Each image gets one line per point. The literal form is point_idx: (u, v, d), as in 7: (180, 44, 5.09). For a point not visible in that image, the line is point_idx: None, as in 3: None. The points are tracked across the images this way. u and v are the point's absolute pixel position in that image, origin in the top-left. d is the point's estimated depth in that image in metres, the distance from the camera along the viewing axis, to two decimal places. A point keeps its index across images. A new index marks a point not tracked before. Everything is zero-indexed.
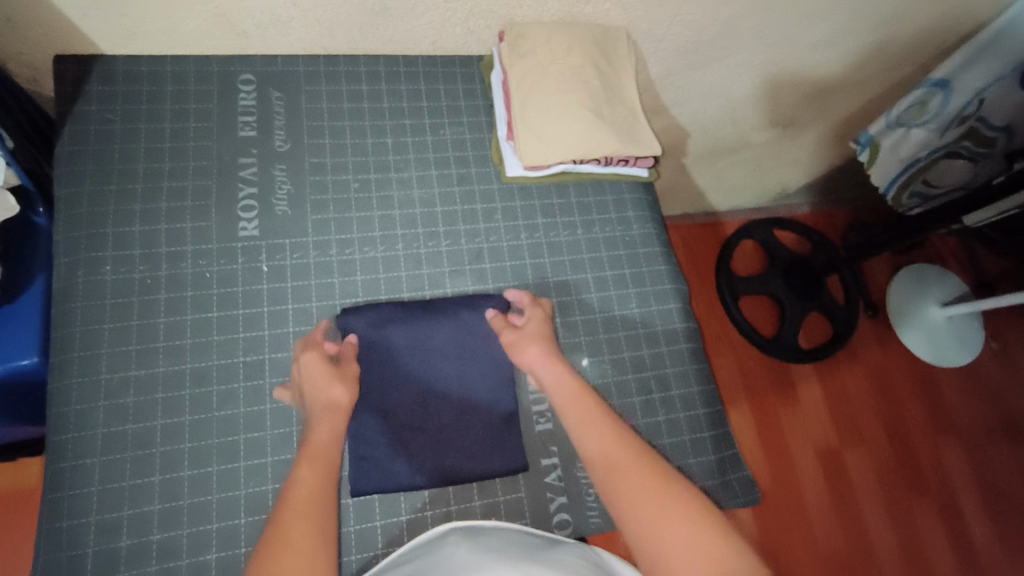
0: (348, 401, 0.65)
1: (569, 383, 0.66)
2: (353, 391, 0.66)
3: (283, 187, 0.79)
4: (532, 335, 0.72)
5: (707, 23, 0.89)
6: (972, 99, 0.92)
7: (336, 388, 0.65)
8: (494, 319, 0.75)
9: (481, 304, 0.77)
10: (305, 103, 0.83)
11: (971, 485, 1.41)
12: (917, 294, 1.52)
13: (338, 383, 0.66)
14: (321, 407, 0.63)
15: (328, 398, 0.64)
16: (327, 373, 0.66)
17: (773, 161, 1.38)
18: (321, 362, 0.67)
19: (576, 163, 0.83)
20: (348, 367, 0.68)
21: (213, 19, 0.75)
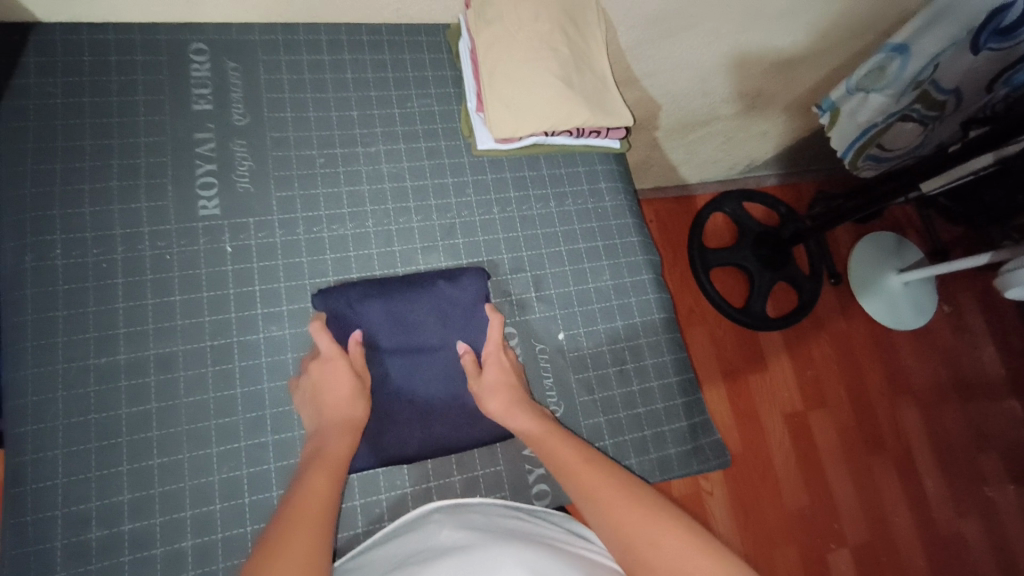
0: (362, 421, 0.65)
1: (535, 430, 0.66)
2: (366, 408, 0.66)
3: (243, 163, 0.75)
4: (493, 384, 0.70)
5: None
6: (927, 65, 0.93)
7: (357, 405, 0.65)
8: (465, 357, 0.72)
9: (459, 275, 0.75)
10: (263, 74, 0.79)
11: (925, 440, 1.49)
12: (877, 261, 1.57)
13: (357, 399, 0.66)
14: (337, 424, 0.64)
15: (343, 412, 0.64)
16: (348, 386, 0.65)
17: (740, 133, 1.39)
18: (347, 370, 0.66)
19: (548, 134, 0.82)
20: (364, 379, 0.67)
21: None
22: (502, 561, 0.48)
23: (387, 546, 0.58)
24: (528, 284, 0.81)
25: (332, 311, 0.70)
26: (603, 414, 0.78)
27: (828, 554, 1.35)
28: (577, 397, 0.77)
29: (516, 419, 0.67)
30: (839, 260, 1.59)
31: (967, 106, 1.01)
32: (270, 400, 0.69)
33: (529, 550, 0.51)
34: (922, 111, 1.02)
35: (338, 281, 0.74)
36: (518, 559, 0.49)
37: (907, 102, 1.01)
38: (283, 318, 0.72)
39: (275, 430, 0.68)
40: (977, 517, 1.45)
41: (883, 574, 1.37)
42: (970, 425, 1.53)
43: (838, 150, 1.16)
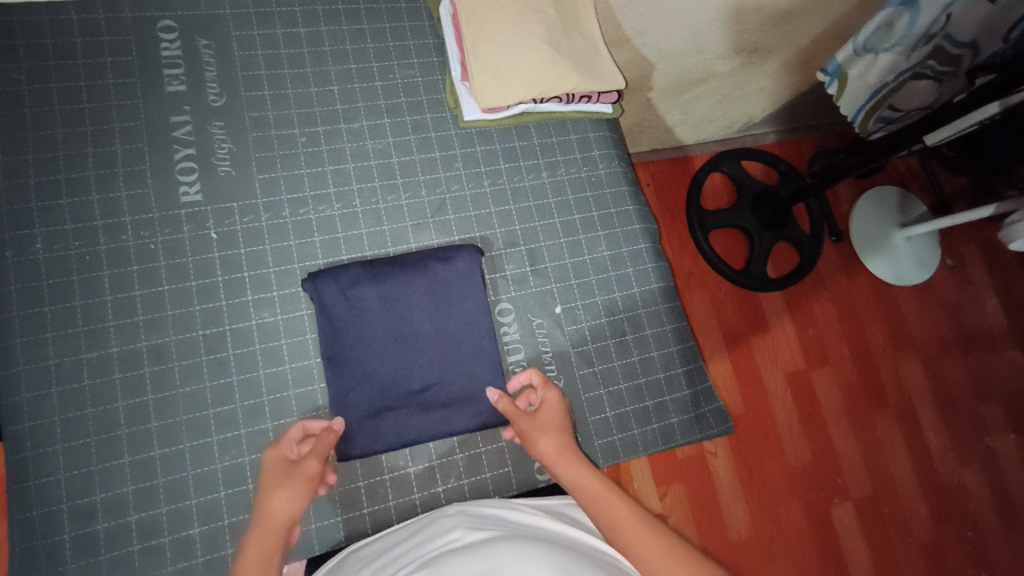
0: (293, 512, 0.57)
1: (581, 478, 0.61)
2: (302, 498, 0.58)
3: (223, 146, 0.73)
4: (551, 425, 0.65)
5: None
6: (939, 16, 0.87)
7: (281, 495, 0.58)
8: (502, 401, 0.66)
9: (453, 255, 0.74)
10: (237, 52, 0.76)
11: (927, 393, 1.50)
12: (879, 217, 1.55)
13: (284, 487, 0.58)
14: (259, 519, 0.57)
15: (266, 510, 0.57)
16: (277, 474, 0.59)
17: (738, 90, 1.34)
18: (278, 461, 0.61)
19: (537, 102, 0.79)
20: (307, 463, 0.60)
21: None
22: (516, 558, 0.49)
23: (394, 547, 0.59)
24: (523, 258, 0.79)
25: (329, 297, 0.69)
26: (604, 387, 0.77)
27: (831, 509, 1.37)
28: (577, 370, 0.77)
29: (565, 467, 0.61)
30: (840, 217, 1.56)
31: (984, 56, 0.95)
32: (267, 386, 0.68)
33: (524, 544, 0.51)
34: (937, 68, 0.98)
35: (329, 264, 0.73)
36: (534, 552, 0.50)
37: (919, 59, 0.97)
38: (274, 304, 0.70)
39: (274, 416, 0.67)
40: (979, 466, 1.47)
41: (886, 525, 1.39)
42: (973, 377, 1.53)
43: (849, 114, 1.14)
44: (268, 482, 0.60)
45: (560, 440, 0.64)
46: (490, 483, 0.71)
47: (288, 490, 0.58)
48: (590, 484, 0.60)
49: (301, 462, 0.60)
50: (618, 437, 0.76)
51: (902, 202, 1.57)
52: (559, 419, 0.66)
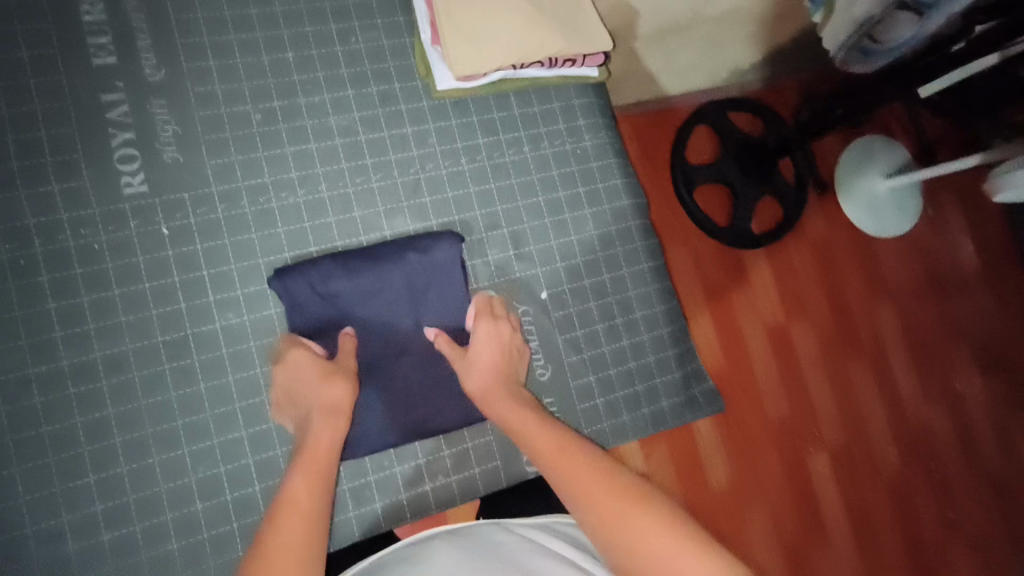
0: (348, 400, 0.61)
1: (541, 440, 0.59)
2: (353, 388, 0.62)
3: (166, 128, 0.65)
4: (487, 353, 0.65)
5: None
6: None
7: (335, 388, 0.60)
8: (438, 337, 0.66)
9: (431, 245, 0.69)
10: (173, 14, 0.66)
11: (899, 340, 1.53)
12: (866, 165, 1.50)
13: (336, 380, 0.61)
14: (318, 409, 0.60)
15: (323, 397, 0.60)
16: (321, 371, 0.61)
17: (726, 37, 1.30)
18: (314, 362, 0.62)
19: (517, 68, 0.72)
20: (347, 362, 0.63)
21: None
22: None
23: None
24: (506, 242, 0.74)
25: (295, 296, 0.64)
26: (593, 374, 0.75)
27: (806, 456, 1.41)
28: (565, 357, 0.74)
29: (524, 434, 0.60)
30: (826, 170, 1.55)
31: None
32: (241, 391, 0.64)
33: None
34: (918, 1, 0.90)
35: (295, 259, 0.67)
36: None
37: None
38: (240, 304, 0.65)
39: (248, 424, 0.64)
40: (947, 409, 1.51)
41: (857, 469, 1.43)
42: (944, 323, 1.56)
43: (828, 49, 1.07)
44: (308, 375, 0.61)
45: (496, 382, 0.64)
46: (478, 478, 0.70)
47: (337, 381, 0.61)
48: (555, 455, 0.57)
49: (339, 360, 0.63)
50: (608, 425, 0.74)
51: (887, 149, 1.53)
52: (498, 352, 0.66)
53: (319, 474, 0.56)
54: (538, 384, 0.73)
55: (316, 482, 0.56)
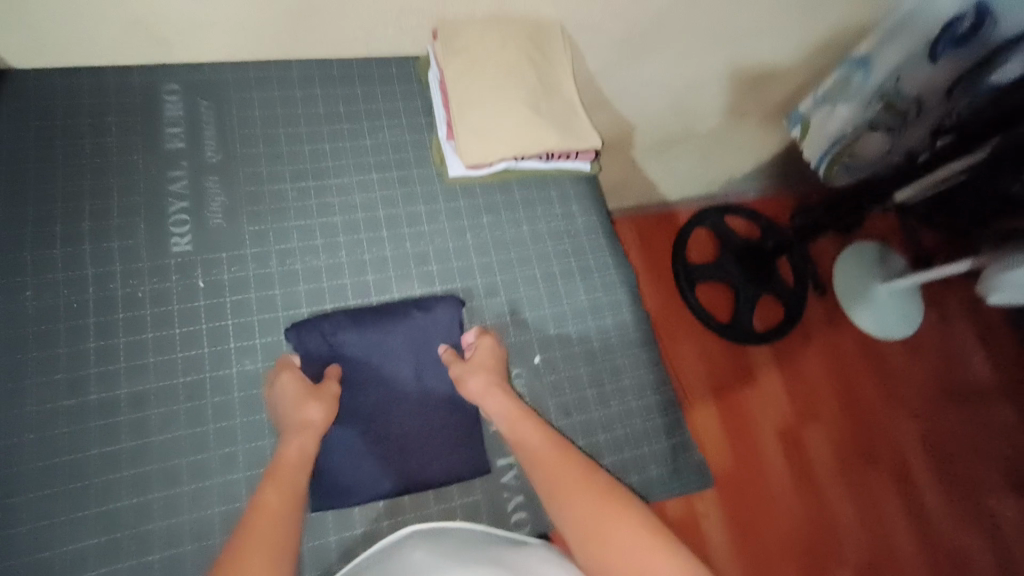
0: (323, 420, 0.65)
1: (543, 447, 0.64)
2: (330, 410, 0.66)
3: (215, 200, 0.76)
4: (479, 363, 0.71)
5: (637, 15, 0.94)
6: (890, 76, 1.14)
7: (314, 407, 0.64)
8: (444, 353, 0.74)
9: (432, 305, 0.76)
10: (235, 113, 0.81)
11: (921, 449, 1.49)
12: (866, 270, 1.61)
13: (314, 402, 0.65)
14: (294, 425, 0.63)
15: (299, 415, 0.63)
16: (304, 392, 0.66)
17: (717, 150, 1.46)
18: (296, 381, 0.66)
19: (518, 160, 0.83)
20: (329, 387, 0.67)
21: (129, 27, 0.73)
22: None
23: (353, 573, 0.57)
24: (503, 308, 0.81)
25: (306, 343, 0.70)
26: (583, 437, 0.77)
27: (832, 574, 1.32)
28: (555, 420, 0.77)
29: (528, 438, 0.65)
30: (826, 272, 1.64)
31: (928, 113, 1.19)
32: (246, 434, 0.68)
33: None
34: (883, 118, 1.21)
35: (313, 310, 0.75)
36: None
37: (874, 110, 1.21)
38: (257, 352, 0.71)
39: (248, 465, 0.67)
40: (979, 526, 1.44)
41: None
42: (965, 431, 1.52)
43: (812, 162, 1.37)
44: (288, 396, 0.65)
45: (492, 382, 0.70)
46: None
47: (317, 403, 0.65)
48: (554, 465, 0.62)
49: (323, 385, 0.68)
50: None
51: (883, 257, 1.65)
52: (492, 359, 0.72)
53: (290, 486, 0.58)
54: None
55: (289, 490, 0.57)
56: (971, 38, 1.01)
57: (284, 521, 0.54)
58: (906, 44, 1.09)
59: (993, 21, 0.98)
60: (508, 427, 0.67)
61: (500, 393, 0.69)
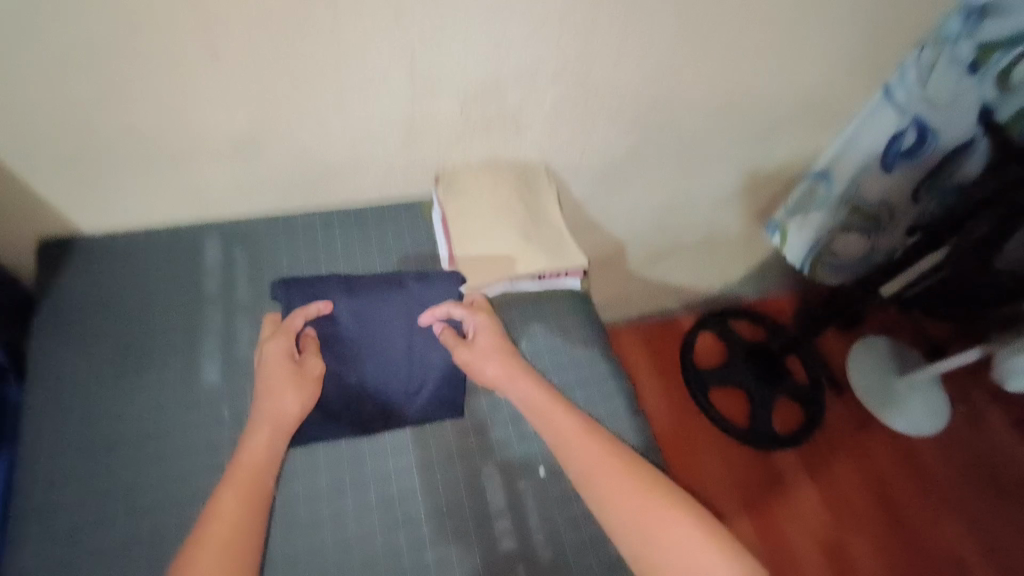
0: (294, 414, 0.74)
1: (562, 427, 0.74)
2: (303, 400, 0.75)
3: (245, 337, 0.84)
4: (483, 349, 0.81)
5: (613, 153, 1.07)
6: (851, 184, 1.28)
7: (287, 399, 0.73)
8: (444, 335, 0.83)
9: (432, 278, 0.87)
10: (266, 257, 0.91)
11: (973, 552, 1.53)
12: (877, 370, 1.76)
13: (288, 391, 0.74)
14: (266, 416, 0.72)
15: (274, 408, 0.73)
16: (286, 375, 0.75)
17: (708, 259, 1.56)
18: (285, 363, 0.76)
19: (513, 281, 0.93)
20: (310, 368, 0.77)
21: (183, 194, 0.88)
22: None
23: None
24: (507, 421, 0.84)
25: (308, 309, 0.80)
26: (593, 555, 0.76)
27: None
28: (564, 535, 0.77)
29: (560, 418, 0.75)
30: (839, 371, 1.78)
31: (898, 216, 1.34)
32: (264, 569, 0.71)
33: None
34: (857, 223, 1.36)
35: (322, 280, 0.84)
36: None
37: (844, 216, 1.35)
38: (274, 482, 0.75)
39: None
40: None
41: None
42: (1016, 527, 1.57)
43: (799, 265, 1.47)
44: (272, 370, 0.75)
45: (505, 365, 0.80)
46: None
47: (294, 393, 0.74)
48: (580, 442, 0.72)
49: (305, 367, 0.77)
50: None
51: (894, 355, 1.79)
52: (493, 337, 0.83)
53: (249, 485, 0.67)
54: (536, 564, 0.75)
55: (257, 472, 0.68)
56: (915, 151, 1.19)
57: (249, 504, 0.65)
58: (858, 159, 1.24)
59: (933, 135, 1.15)
60: (528, 407, 0.77)
61: (522, 375, 0.79)
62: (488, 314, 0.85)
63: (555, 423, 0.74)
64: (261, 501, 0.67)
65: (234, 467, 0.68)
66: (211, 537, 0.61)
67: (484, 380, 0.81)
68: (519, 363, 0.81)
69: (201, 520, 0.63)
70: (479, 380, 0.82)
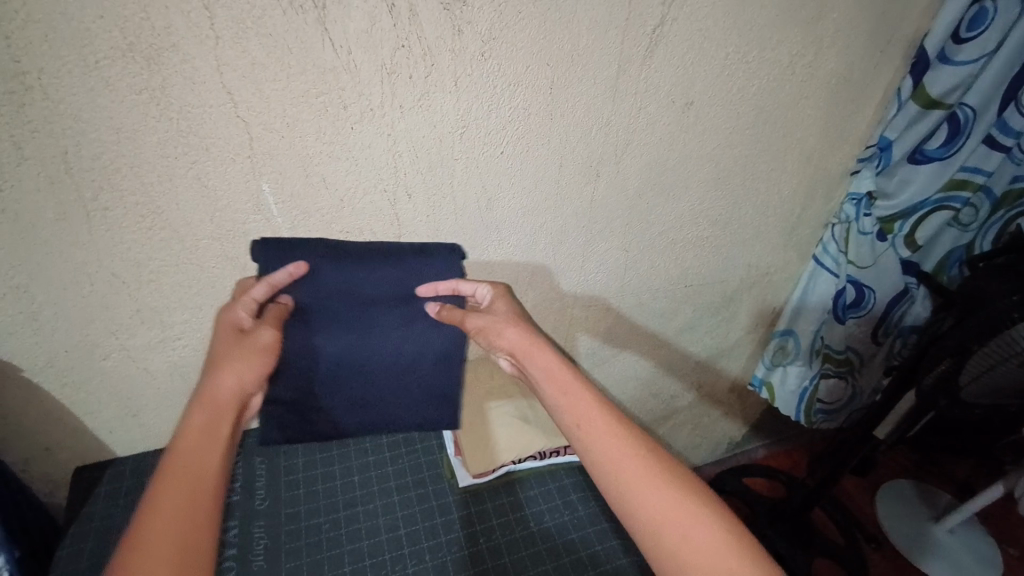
0: (238, 391, 0.70)
1: (589, 413, 0.72)
2: (249, 371, 0.71)
3: (259, 543, 0.86)
4: (503, 317, 0.82)
5: (595, 335, 1.19)
6: (815, 337, 1.42)
7: (229, 378, 0.69)
8: (440, 311, 0.82)
9: (433, 250, 0.85)
10: (285, 463, 0.98)
11: None
12: (909, 516, 1.71)
13: (232, 363, 0.70)
14: (208, 393, 0.67)
15: (218, 386, 0.68)
16: (233, 348, 0.71)
17: (706, 419, 1.63)
18: (229, 337, 0.72)
19: (516, 461, 0.99)
20: (261, 333, 0.74)
21: None
22: None
23: None
24: None
25: (276, 275, 0.75)
26: None
27: None
28: None
29: (585, 408, 0.72)
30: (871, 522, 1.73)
31: (870, 358, 1.43)
32: None
33: None
34: (834, 368, 1.43)
35: (308, 241, 0.78)
36: None
37: (819, 365, 1.45)
38: None
39: None
40: None
41: None
42: None
43: (792, 414, 1.56)
44: (218, 349, 0.71)
45: (527, 337, 0.80)
46: None
47: (237, 365, 0.70)
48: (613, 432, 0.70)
49: (253, 335, 0.74)
50: None
51: (922, 498, 1.75)
52: (512, 316, 0.83)
53: (190, 474, 0.59)
54: None
55: (205, 455, 0.61)
56: (860, 302, 1.32)
57: (194, 503, 0.57)
58: (816, 315, 1.38)
59: (870, 290, 1.30)
60: (546, 377, 0.77)
61: (542, 348, 0.79)
62: (500, 293, 0.86)
63: (578, 406, 0.73)
64: (211, 501, 0.58)
65: (178, 455, 0.60)
66: (151, 539, 0.53)
67: (503, 346, 0.81)
68: (541, 336, 0.81)
69: (141, 519, 0.55)
70: (491, 346, 0.82)
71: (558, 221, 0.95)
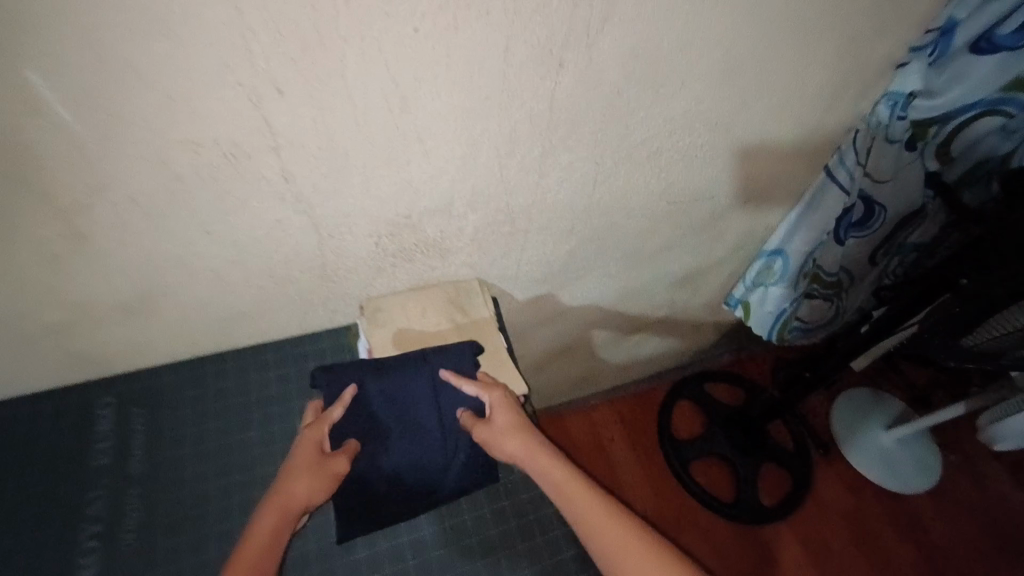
0: (305, 505, 0.67)
1: (586, 507, 0.69)
2: (321, 490, 0.68)
3: (132, 516, 0.74)
4: (501, 429, 0.74)
5: (553, 258, 0.99)
6: (807, 260, 1.23)
7: (301, 486, 0.67)
8: (465, 416, 0.77)
9: (450, 347, 0.80)
10: (168, 414, 0.81)
11: None
12: (860, 423, 1.70)
13: (306, 477, 0.68)
14: (278, 502, 0.66)
15: (288, 494, 0.67)
16: (312, 462, 0.69)
17: (674, 332, 1.52)
18: (313, 450, 0.70)
19: None
20: (335, 460, 0.70)
21: (68, 359, 0.78)
22: None
23: None
24: None
25: (341, 398, 0.74)
26: None
27: None
28: None
29: (578, 500, 0.69)
30: (824, 429, 1.72)
31: (861, 278, 1.29)
32: None
33: None
34: (821, 290, 1.29)
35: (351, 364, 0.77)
36: None
37: (805, 287, 1.29)
38: None
39: None
40: None
41: None
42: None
43: (764, 335, 1.42)
44: (299, 459, 0.70)
45: (526, 442, 0.74)
46: None
47: (310, 479, 0.68)
48: (608, 521, 0.67)
49: (331, 459, 0.70)
50: None
51: (877, 404, 1.73)
52: (514, 419, 0.75)
53: None
54: None
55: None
56: (867, 220, 1.15)
57: None
58: (812, 234, 1.19)
59: (881, 207, 1.13)
60: (548, 483, 0.72)
61: (547, 457, 0.73)
62: (506, 391, 0.78)
63: (585, 511, 0.68)
64: None
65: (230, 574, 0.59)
66: None
67: (505, 457, 0.75)
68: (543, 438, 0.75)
69: None
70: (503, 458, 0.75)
71: (505, 127, 0.70)
